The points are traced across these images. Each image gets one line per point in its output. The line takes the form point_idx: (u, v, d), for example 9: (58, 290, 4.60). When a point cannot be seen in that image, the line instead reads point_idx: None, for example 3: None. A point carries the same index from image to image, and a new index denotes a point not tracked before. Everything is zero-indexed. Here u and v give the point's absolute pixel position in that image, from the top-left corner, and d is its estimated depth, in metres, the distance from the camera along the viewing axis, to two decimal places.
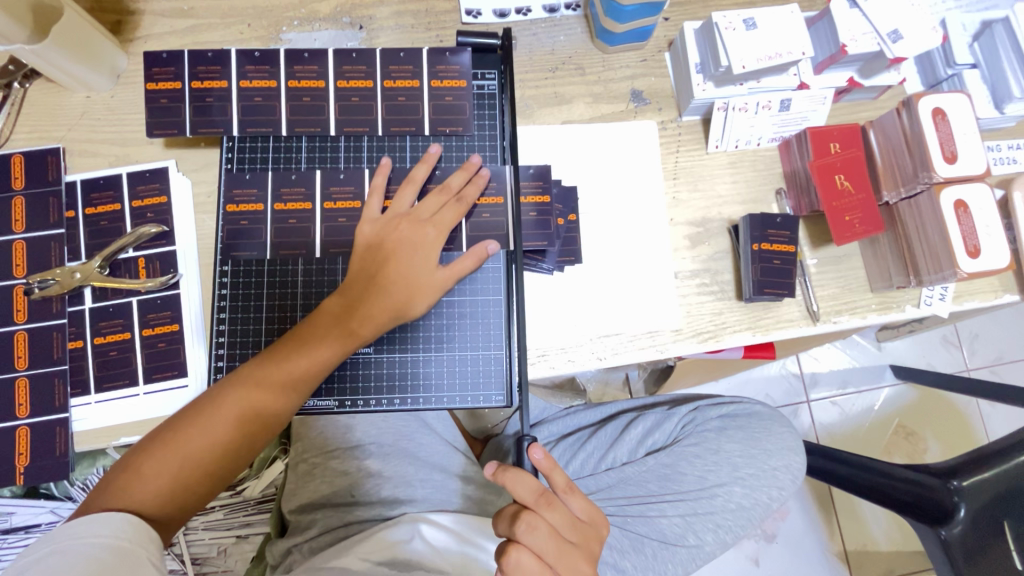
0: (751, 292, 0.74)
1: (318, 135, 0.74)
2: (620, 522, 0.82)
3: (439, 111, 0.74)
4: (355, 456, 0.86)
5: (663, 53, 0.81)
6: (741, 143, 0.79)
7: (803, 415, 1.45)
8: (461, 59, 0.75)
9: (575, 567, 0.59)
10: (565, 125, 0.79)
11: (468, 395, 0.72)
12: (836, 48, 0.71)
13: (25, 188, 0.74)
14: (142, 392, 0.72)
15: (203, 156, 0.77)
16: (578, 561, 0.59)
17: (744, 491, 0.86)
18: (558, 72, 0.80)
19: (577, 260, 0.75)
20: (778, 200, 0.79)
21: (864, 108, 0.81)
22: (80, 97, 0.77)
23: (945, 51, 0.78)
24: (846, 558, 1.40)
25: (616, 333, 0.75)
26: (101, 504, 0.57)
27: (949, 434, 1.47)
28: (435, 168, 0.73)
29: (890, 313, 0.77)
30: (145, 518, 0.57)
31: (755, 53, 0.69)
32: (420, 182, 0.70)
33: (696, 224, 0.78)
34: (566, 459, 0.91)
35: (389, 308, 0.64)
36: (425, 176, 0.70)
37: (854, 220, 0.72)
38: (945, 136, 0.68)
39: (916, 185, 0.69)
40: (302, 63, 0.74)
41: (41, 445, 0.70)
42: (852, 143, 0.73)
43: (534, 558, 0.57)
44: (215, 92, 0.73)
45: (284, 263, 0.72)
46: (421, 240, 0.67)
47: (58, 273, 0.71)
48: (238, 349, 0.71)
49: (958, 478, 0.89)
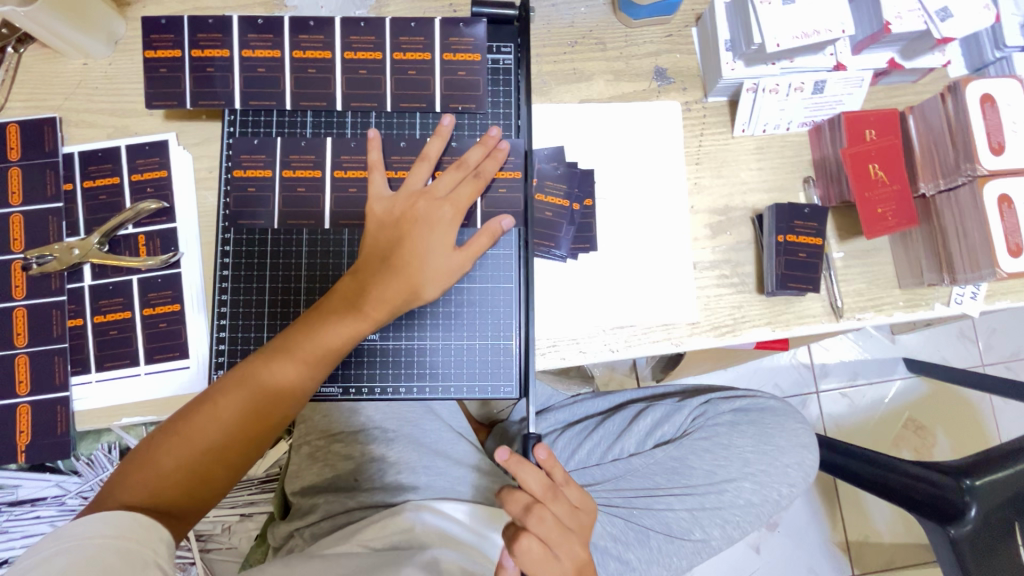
0: (773, 286, 0.71)
1: (324, 110, 0.71)
2: (627, 514, 0.81)
3: (451, 87, 0.71)
4: (360, 440, 0.85)
5: (690, 29, 0.76)
6: (770, 128, 0.75)
7: (812, 406, 1.43)
8: (476, 31, 0.71)
9: (579, 558, 0.57)
10: (583, 103, 0.75)
11: (477, 385, 0.70)
12: (878, 26, 0.65)
13: (21, 159, 0.71)
14: (144, 373, 0.70)
15: (204, 129, 0.74)
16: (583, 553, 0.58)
17: (754, 487, 0.84)
18: (577, 47, 0.76)
19: (591, 247, 0.72)
20: (806, 188, 0.75)
21: (903, 92, 0.76)
22: (77, 64, 0.74)
23: (994, 32, 0.71)
24: (849, 549, 1.40)
25: (629, 325, 0.72)
26: (114, 500, 0.54)
27: (960, 431, 1.44)
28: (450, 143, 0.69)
29: (918, 310, 0.73)
30: (161, 512, 0.55)
31: (791, 29, 0.64)
32: (433, 158, 0.67)
33: (718, 212, 0.74)
34: (571, 449, 0.90)
35: (404, 289, 0.62)
36: (438, 151, 0.67)
37: (886, 212, 0.68)
38: (993, 124, 0.63)
39: (957, 178, 0.65)
40: (307, 32, 0.70)
41: (41, 424, 0.68)
42: (888, 130, 0.69)
43: (541, 545, 0.55)
44: (217, 61, 0.69)
45: (289, 242, 0.70)
46: (437, 220, 0.64)
47: (56, 249, 0.69)
48: (240, 332, 0.69)
49: (972, 477, 0.86)
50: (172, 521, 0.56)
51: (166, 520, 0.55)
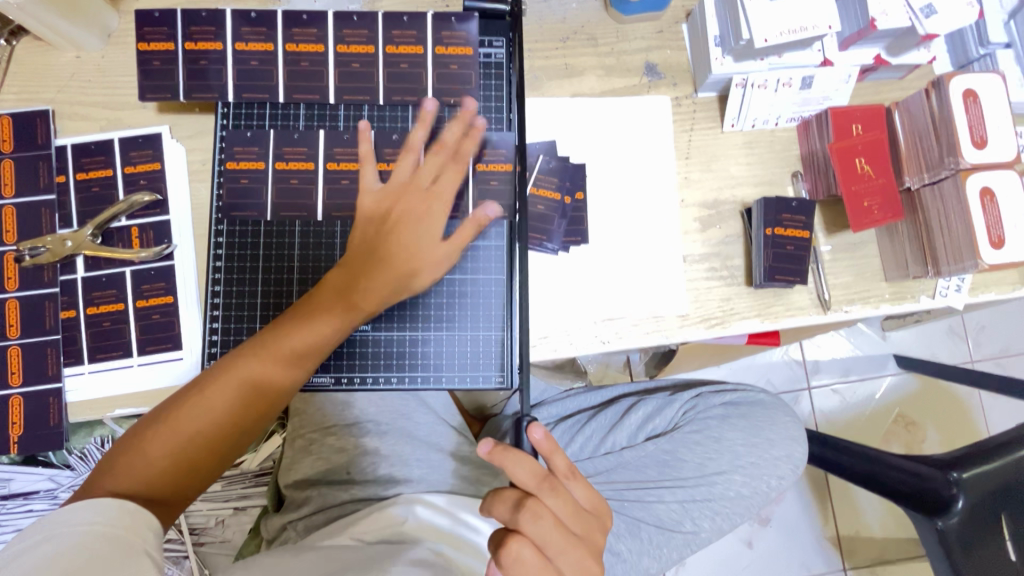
0: (761, 278, 0.72)
1: (317, 103, 0.71)
2: (618, 507, 0.82)
3: (443, 80, 0.71)
4: (353, 433, 0.85)
5: (680, 25, 0.77)
6: (758, 123, 0.76)
7: (803, 402, 1.44)
8: (468, 25, 0.71)
9: (575, 559, 0.57)
10: (574, 98, 0.76)
11: (467, 375, 0.70)
12: (863, 23, 0.67)
13: (13, 151, 0.71)
14: (137, 364, 0.70)
15: (198, 122, 0.74)
16: (579, 552, 0.57)
17: (744, 480, 0.86)
18: (569, 42, 0.76)
19: (583, 240, 0.73)
20: (794, 182, 0.76)
21: (890, 88, 0.77)
22: (70, 57, 0.74)
23: (979, 30, 0.73)
24: (839, 543, 1.41)
25: (619, 317, 0.73)
26: (103, 487, 0.55)
27: (949, 426, 1.46)
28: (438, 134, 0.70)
29: (904, 302, 0.74)
30: (149, 499, 0.56)
31: (778, 26, 0.65)
32: (417, 148, 0.67)
33: (708, 206, 0.75)
34: (565, 441, 0.90)
35: (393, 281, 0.63)
36: (421, 140, 0.67)
37: (872, 206, 0.69)
38: (976, 119, 0.65)
39: (941, 171, 0.66)
40: (300, 25, 0.70)
41: (34, 415, 0.69)
42: (874, 125, 0.70)
43: (534, 550, 0.55)
44: (210, 54, 0.70)
45: (281, 234, 0.70)
46: (425, 212, 0.64)
47: (50, 241, 0.69)
48: (233, 323, 0.69)
49: (958, 470, 0.87)
50: (161, 509, 0.56)
51: (155, 508, 0.56)
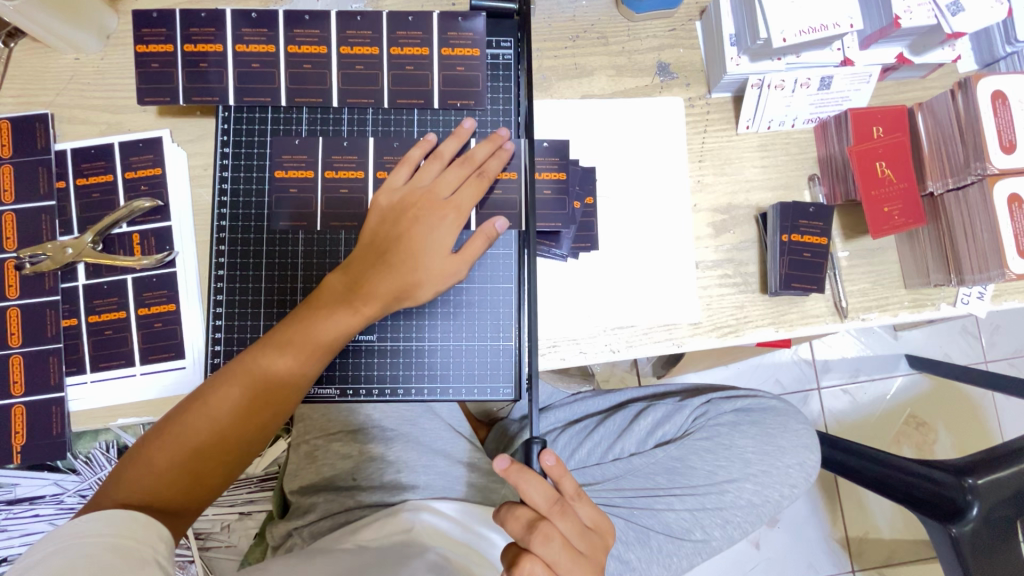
0: (777, 286, 0.70)
1: (320, 106, 0.69)
2: (627, 514, 0.81)
3: (449, 83, 0.69)
4: (358, 439, 0.84)
5: (694, 22, 0.74)
6: (774, 124, 0.73)
7: (813, 403, 1.42)
8: (475, 25, 0.69)
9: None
10: (584, 99, 0.74)
11: (475, 386, 0.69)
12: (887, 21, 0.63)
13: (12, 156, 0.70)
14: (139, 373, 0.69)
15: (198, 125, 0.72)
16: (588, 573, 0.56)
17: (755, 488, 0.84)
18: (578, 42, 0.74)
19: (592, 246, 0.71)
20: (810, 186, 0.74)
21: (910, 87, 0.74)
22: (68, 59, 0.72)
23: (1006, 27, 0.69)
24: (848, 545, 1.39)
25: (630, 325, 0.71)
26: (110, 500, 0.54)
27: (961, 427, 1.44)
28: (463, 143, 0.68)
29: (924, 310, 0.72)
30: (157, 510, 0.55)
31: (797, 24, 0.62)
32: (446, 157, 0.66)
33: (721, 211, 0.73)
34: (573, 448, 0.88)
35: (398, 285, 0.62)
36: (453, 151, 0.66)
37: (893, 211, 0.67)
38: (1005, 122, 0.62)
39: (967, 176, 0.64)
40: (301, 26, 0.68)
41: (36, 425, 0.68)
42: (896, 127, 0.67)
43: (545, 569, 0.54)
44: (210, 56, 0.68)
45: (284, 243, 0.69)
46: (439, 220, 0.63)
47: (49, 248, 0.68)
48: (236, 333, 0.68)
49: (974, 476, 0.85)
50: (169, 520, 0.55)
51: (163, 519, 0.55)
